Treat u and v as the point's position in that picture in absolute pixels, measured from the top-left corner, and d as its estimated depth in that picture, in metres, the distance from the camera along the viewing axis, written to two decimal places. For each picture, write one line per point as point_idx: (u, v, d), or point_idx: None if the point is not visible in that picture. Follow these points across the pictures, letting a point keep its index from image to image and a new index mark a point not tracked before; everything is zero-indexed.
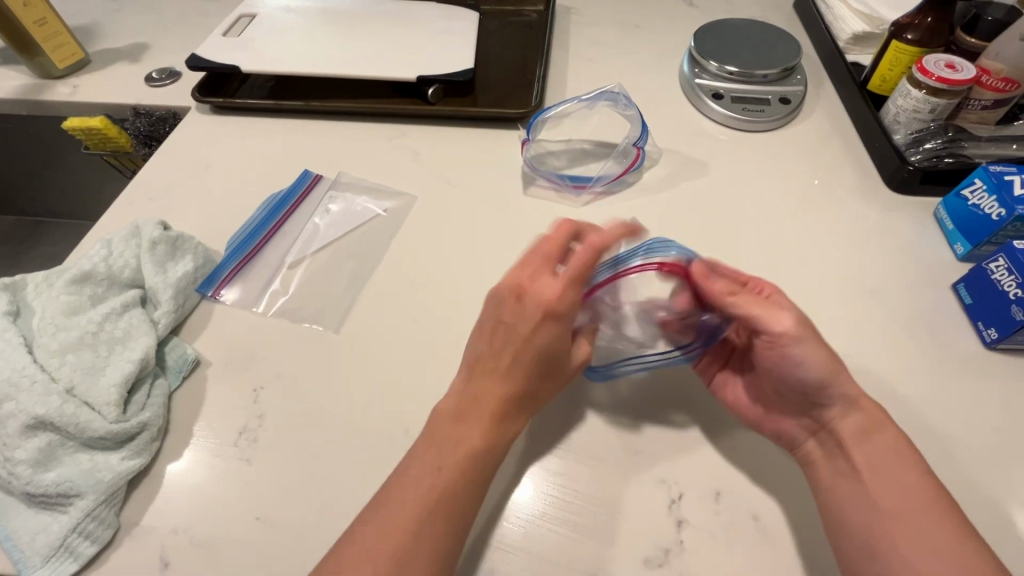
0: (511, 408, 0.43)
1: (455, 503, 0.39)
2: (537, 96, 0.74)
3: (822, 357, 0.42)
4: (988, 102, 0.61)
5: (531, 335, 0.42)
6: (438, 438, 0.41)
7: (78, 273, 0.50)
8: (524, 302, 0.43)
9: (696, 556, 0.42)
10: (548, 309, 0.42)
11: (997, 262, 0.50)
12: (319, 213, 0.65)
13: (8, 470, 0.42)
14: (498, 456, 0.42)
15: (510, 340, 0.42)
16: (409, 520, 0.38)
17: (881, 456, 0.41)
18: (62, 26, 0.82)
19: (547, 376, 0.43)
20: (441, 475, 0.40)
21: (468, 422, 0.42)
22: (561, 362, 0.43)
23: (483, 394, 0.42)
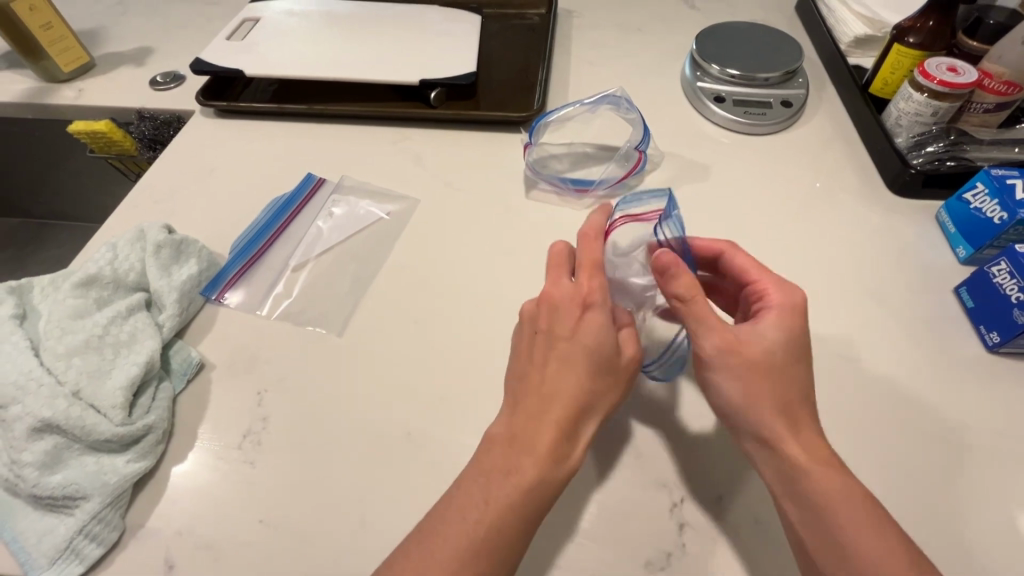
0: (569, 423, 0.41)
1: (500, 540, 0.37)
2: (539, 99, 0.74)
3: (739, 388, 0.42)
4: (990, 106, 0.61)
5: (575, 331, 0.43)
6: (488, 467, 0.40)
7: (84, 276, 0.51)
8: (557, 306, 0.44)
9: (697, 559, 0.42)
10: (583, 302, 0.44)
11: (999, 266, 0.50)
12: (323, 217, 0.65)
13: (15, 473, 0.43)
14: (553, 490, 0.39)
15: (551, 346, 0.43)
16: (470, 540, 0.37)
17: (812, 513, 0.38)
18: (67, 31, 0.83)
19: (603, 375, 0.42)
20: (488, 510, 0.38)
21: (519, 450, 0.40)
22: (612, 359, 0.43)
23: (537, 414, 0.41)
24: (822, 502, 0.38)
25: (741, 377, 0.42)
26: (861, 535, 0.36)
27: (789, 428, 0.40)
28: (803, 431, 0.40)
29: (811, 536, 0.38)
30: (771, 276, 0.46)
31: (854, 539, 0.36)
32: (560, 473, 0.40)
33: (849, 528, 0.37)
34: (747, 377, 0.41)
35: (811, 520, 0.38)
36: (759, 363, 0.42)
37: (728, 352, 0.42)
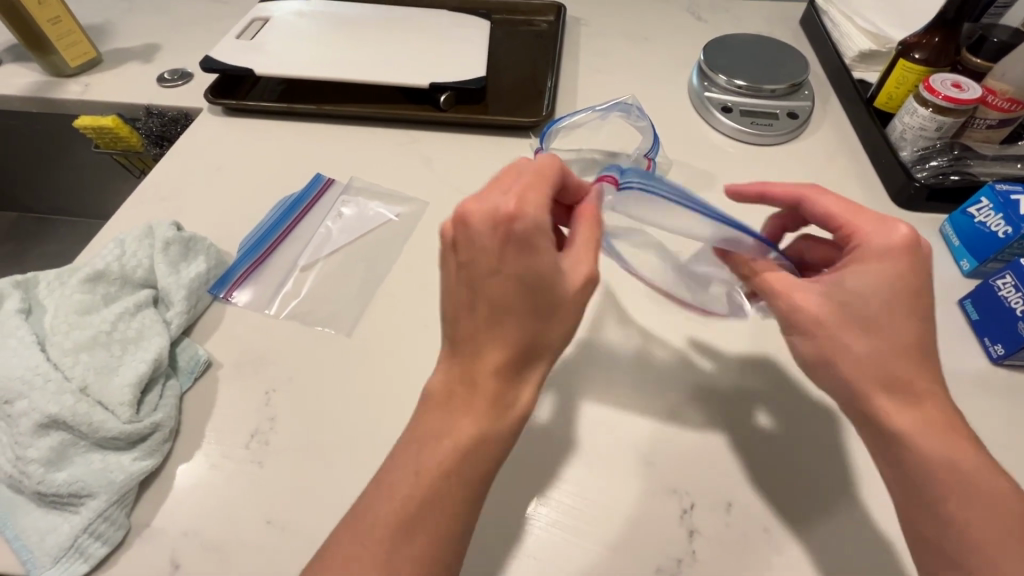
0: (509, 357, 0.37)
1: (435, 507, 0.36)
2: (549, 106, 0.75)
3: (861, 354, 0.39)
4: (993, 122, 0.62)
5: (497, 267, 0.36)
6: (425, 430, 0.38)
7: (92, 272, 0.51)
8: (473, 230, 0.37)
9: (708, 566, 0.42)
10: (508, 230, 0.36)
11: (1003, 278, 0.51)
12: (332, 217, 0.65)
13: (19, 469, 0.42)
14: (493, 444, 0.37)
15: (476, 283, 0.37)
16: (398, 507, 0.36)
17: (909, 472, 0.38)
18: (75, 25, 0.82)
19: (544, 304, 0.37)
20: (419, 480, 0.36)
21: (454, 406, 0.37)
22: (551, 290, 0.37)
23: (473, 361, 0.37)
24: (931, 472, 0.37)
25: (823, 344, 0.40)
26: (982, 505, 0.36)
27: (891, 393, 0.38)
28: (913, 396, 0.38)
29: (906, 498, 0.38)
30: (872, 217, 0.43)
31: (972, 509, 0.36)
32: (505, 401, 0.37)
33: (966, 494, 0.36)
34: (837, 346, 0.40)
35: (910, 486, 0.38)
36: (865, 324, 0.39)
37: (816, 321, 0.40)
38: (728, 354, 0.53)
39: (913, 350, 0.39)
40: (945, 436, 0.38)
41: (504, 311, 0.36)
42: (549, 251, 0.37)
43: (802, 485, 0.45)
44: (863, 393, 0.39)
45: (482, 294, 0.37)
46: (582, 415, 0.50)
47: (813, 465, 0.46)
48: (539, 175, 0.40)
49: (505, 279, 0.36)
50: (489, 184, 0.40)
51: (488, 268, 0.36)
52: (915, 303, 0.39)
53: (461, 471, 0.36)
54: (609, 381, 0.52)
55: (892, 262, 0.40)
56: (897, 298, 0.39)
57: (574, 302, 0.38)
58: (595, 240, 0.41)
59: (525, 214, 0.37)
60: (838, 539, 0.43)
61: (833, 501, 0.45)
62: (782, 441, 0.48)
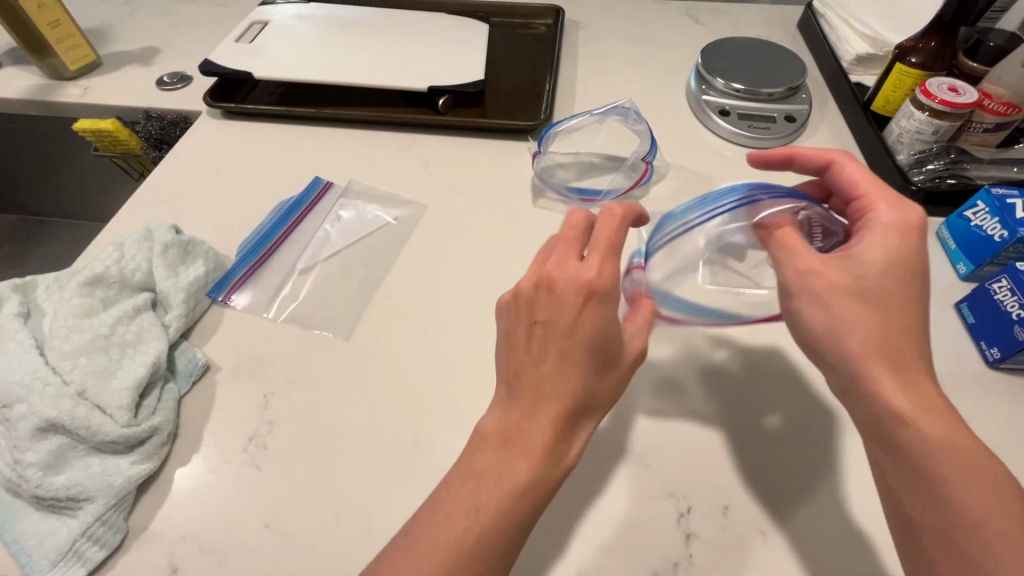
0: (575, 413, 0.39)
1: (488, 541, 0.36)
2: (547, 109, 0.75)
3: (858, 325, 0.40)
4: (989, 126, 0.62)
5: (576, 325, 0.39)
6: (480, 467, 0.38)
7: (91, 275, 0.51)
8: (556, 293, 0.40)
9: (704, 569, 0.42)
10: (588, 291, 0.40)
11: (999, 282, 0.51)
12: (330, 220, 0.65)
13: (18, 473, 0.42)
14: (550, 489, 0.38)
15: (552, 339, 0.39)
16: (455, 538, 0.36)
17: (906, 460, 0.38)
18: (75, 29, 0.82)
19: (608, 370, 0.40)
20: (479, 516, 0.36)
21: (514, 448, 0.38)
22: (616, 357, 0.40)
23: (539, 410, 0.38)
24: (926, 457, 0.37)
25: (827, 310, 0.41)
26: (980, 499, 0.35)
27: (891, 368, 0.39)
28: (913, 377, 0.39)
29: (905, 488, 0.38)
30: (890, 196, 0.44)
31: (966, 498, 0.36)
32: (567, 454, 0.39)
33: (963, 477, 0.36)
34: (844, 313, 0.41)
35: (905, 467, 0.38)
36: (864, 295, 0.41)
37: (828, 283, 0.41)
38: (725, 357, 0.53)
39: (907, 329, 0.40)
40: (941, 419, 0.38)
41: (575, 365, 0.39)
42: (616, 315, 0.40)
43: (798, 488, 0.45)
44: (864, 370, 0.39)
45: (556, 348, 0.39)
46: None
47: (808, 468, 0.46)
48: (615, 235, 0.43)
49: (580, 338, 0.39)
50: (557, 245, 0.44)
51: (565, 326, 0.39)
52: (909, 284, 0.41)
53: (518, 510, 0.37)
54: None
55: (898, 240, 0.42)
56: (895, 276, 0.41)
57: (628, 372, 0.42)
58: (649, 315, 0.44)
59: (600, 278, 0.40)
60: (835, 543, 0.43)
61: (828, 504, 0.45)
62: (778, 444, 0.48)
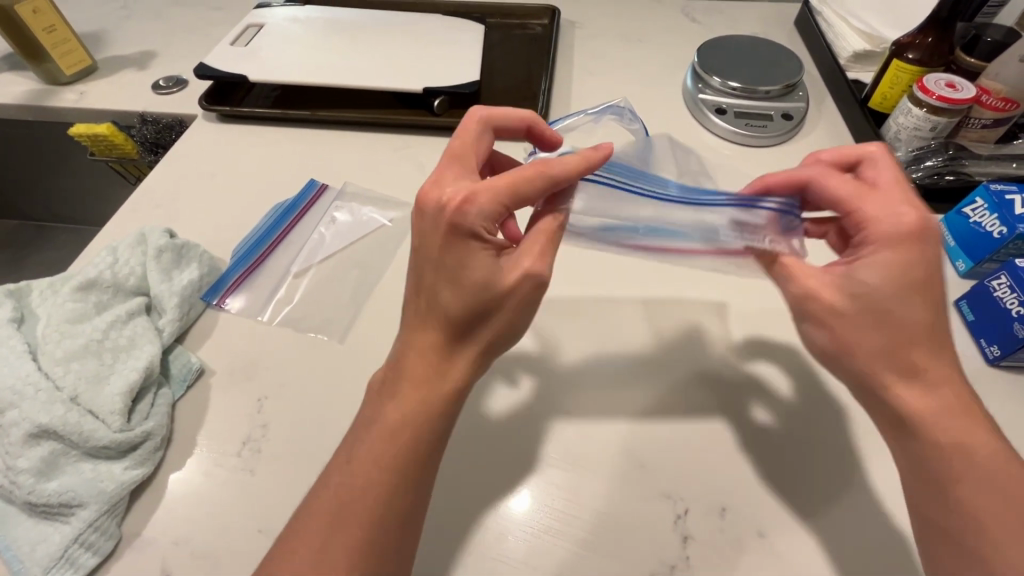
0: (446, 347, 0.38)
1: (367, 490, 0.37)
2: (542, 109, 0.74)
3: (852, 335, 0.38)
4: (987, 121, 0.62)
5: (440, 255, 0.38)
6: (365, 413, 0.39)
7: (83, 280, 0.50)
8: (424, 216, 0.39)
9: (701, 570, 0.42)
10: (454, 219, 0.38)
11: (999, 279, 0.51)
12: (325, 222, 0.65)
13: (10, 479, 0.42)
14: (423, 436, 0.38)
15: (424, 273, 0.39)
16: (339, 487, 0.37)
17: (933, 468, 0.37)
18: (71, 33, 0.82)
19: (481, 306, 0.38)
20: (351, 462, 0.38)
21: (390, 388, 0.39)
22: (492, 290, 0.38)
23: (410, 347, 0.39)
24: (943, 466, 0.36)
25: (845, 332, 0.39)
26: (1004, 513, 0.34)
27: (901, 376, 0.37)
28: (932, 378, 0.37)
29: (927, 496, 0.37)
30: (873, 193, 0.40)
31: (988, 507, 0.35)
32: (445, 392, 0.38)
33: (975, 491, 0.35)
34: (855, 339, 0.38)
35: (921, 464, 0.37)
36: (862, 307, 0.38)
37: (829, 297, 0.39)
38: (722, 355, 0.53)
39: (921, 335, 0.37)
40: (959, 415, 0.37)
41: (442, 301, 0.38)
42: (478, 250, 0.38)
43: (796, 487, 0.45)
44: (884, 387, 0.38)
45: (426, 284, 0.39)
46: (573, 419, 0.49)
47: (809, 468, 0.46)
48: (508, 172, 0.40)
49: (445, 274, 0.38)
50: (443, 164, 0.42)
51: (433, 258, 0.38)
52: (925, 288, 0.37)
53: (397, 456, 0.37)
54: (602, 383, 0.51)
55: (904, 247, 0.38)
56: (909, 285, 0.37)
57: (515, 307, 0.38)
58: (547, 241, 0.41)
59: (461, 206, 0.38)
60: (832, 542, 0.43)
61: (828, 504, 0.44)
62: (777, 443, 0.47)
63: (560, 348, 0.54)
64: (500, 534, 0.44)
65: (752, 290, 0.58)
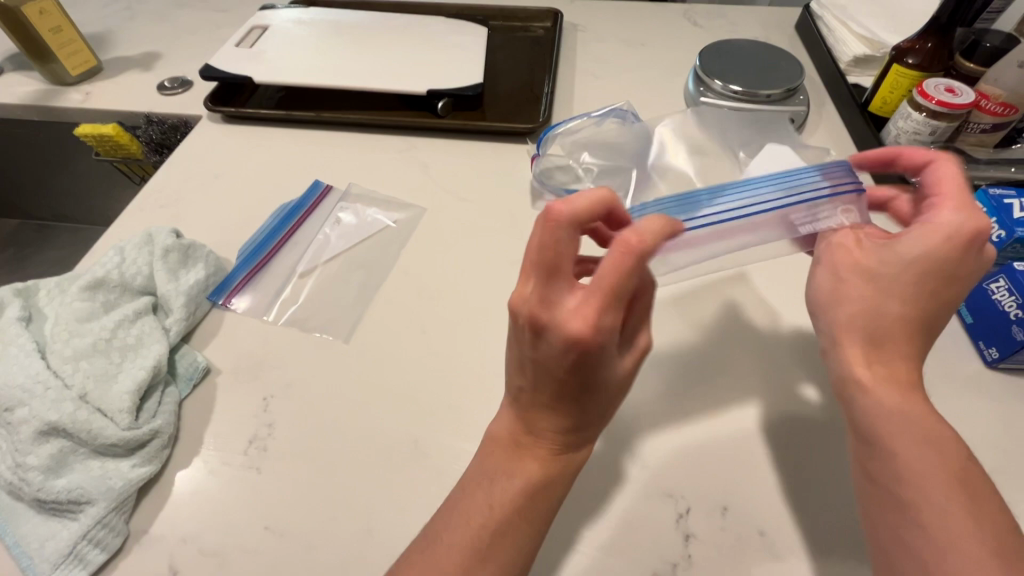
0: (577, 427, 0.38)
1: (502, 553, 0.36)
2: (546, 112, 0.75)
3: (852, 285, 0.40)
4: (987, 126, 0.63)
5: (568, 370, 0.33)
6: (490, 466, 0.39)
7: (91, 280, 0.51)
8: (543, 339, 0.32)
9: (705, 569, 0.42)
10: (580, 345, 0.32)
11: (997, 282, 0.51)
12: (330, 223, 0.66)
13: (19, 476, 0.42)
14: (556, 495, 0.38)
15: (544, 377, 0.35)
16: (467, 542, 0.36)
17: (885, 425, 0.37)
18: (76, 34, 0.83)
19: (603, 393, 0.37)
20: (483, 527, 0.37)
21: (525, 451, 0.38)
22: (611, 379, 0.36)
23: (540, 420, 0.38)
24: (885, 426, 0.37)
25: (844, 281, 0.41)
26: (936, 488, 0.34)
27: (869, 343, 0.39)
28: (884, 352, 0.38)
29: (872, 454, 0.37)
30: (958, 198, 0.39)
31: (928, 470, 0.34)
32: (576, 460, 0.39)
33: (913, 456, 0.35)
34: (849, 296, 0.40)
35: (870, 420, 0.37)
36: (862, 270, 0.40)
37: (842, 261, 0.42)
38: (725, 357, 0.53)
39: (909, 319, 0.38)
40: (902, 389, 0.37)
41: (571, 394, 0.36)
42: (609, 354, 0.34)
43: (797, 486, 0.46)
44: (848, 330, 0.40)
45: (549, 381, 0.35)
46: None
47: (809, 469, 0.46)
48: (609, 270, 0.32)
49: (574, 380, 0.34)
50: (531, 271, 0.33)
51: (558, 370, 0.34)
52: (941, 285, 0.38)
53: (525, 521, 0.37)
54: None
55: (948, 241, 0.38)
56: (923, 273, 0.38)
57: (626, 382, 0.38)
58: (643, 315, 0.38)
59: (596, 336, 0.32)
60: (832, 542, 0.43)
61: (825, 504, 0.45)
62: (778, 443, 0.48)
63: None
64: None
65: (754, 291, 0.58)
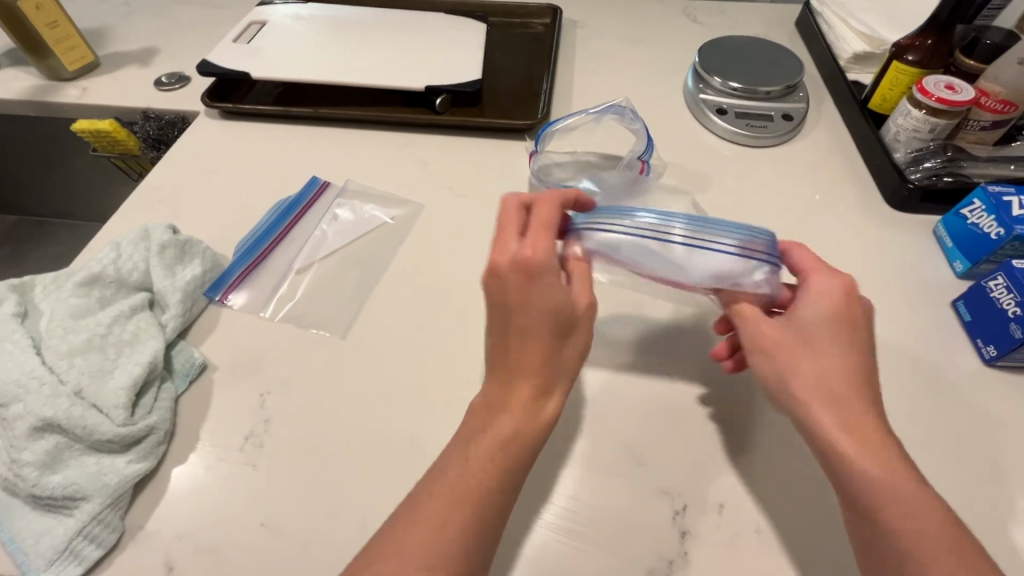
0: (548, 376, 0.39)
1: (478, 504, 0.37)
2: (544, 108, 0.75)
3: (803, 360, 0.40)
4: (986, 123, 0.62)
5: (524, 300, 0.39)
6: (467, 433, 0.40)
7: (87, 275, 0.51)
8: (499, 275, 0.40)
9: (701, 567, 0.42)
10: (527, 266, 0.39)
11: (996, 280, 0.51)
12: (327, 220, 0.65)
13: (14, 472, 0.42)
14: (531, 450, 0.39)
15: (509, 319, 0.39)
16: (447, 504, 0.36)
17: (873, 492, 0.36)
18: (73, 29, 0.82)
19: (564, 328, 0.40)
20: (467, 479, 0.37)
21: (497, 408, 0.39)
22: (570, 314, 0.40)
23: (513, 367, 0.39)
24: (873, 493, 0.36)
25: (794, 359, 0.41)
26: (939, 543, 0.34)
27: (837, 407, 0.39)
28: (851, 414, 0.38)
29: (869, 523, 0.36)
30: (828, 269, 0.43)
31: (923, 533, 0.34)
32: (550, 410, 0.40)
33: (905, 522, 0.35)
34: (804, 367, 0.40)
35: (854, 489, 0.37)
36: (802, 338, 0.41)
37: (773, 341, 0.42)
38: None
39: (853, 377, 0.39)
40: (874, 445, 0.37)
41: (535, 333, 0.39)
42: (553, 284, 0.40)
43: (793, 484, 0.46)
44: (818, 405, 0.39)
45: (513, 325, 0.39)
46: (575, 417, 0.49)
47: (806, 468, 0.46)
48: (542, 218, 0.42)
49: (533, 311, 0.39)
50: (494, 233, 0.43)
51: (516, 301, 0.39)
52: (856, 345, 0.40)
53: (499, 474, 0.37)
54: (602, 382, 0.52)
55: (848, 302, 0.41)
56: (842, 328, 0.41)
57: (587, 325, 0.41)
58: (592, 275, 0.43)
59: (536, 257, 0.40)
60: (827, 541, 0.43)
61: (821, 502, 0.45)
62: (775, 441, 0.48)
63: None
64: None
65: None
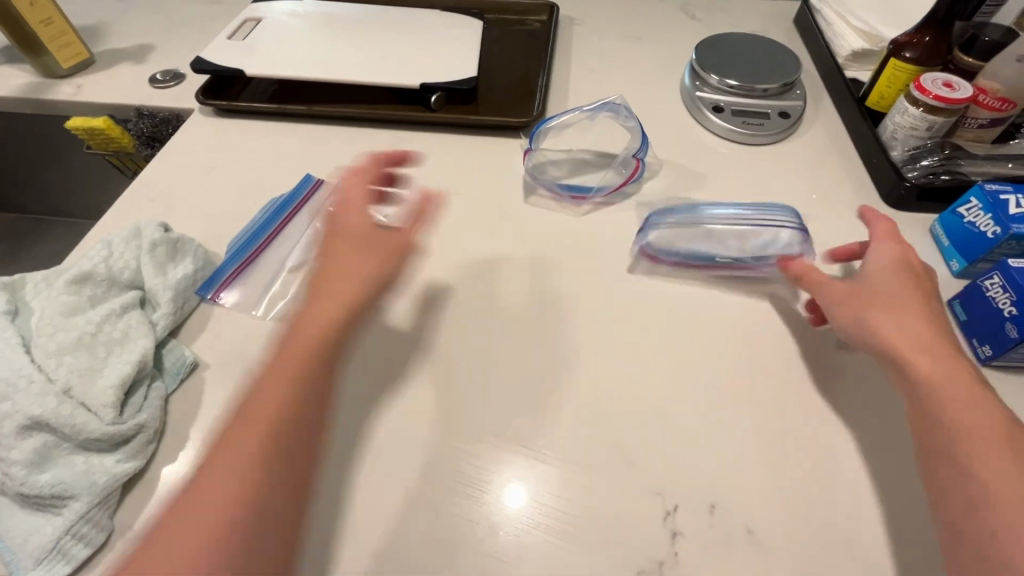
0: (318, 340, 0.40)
1: (261, 480, 0.36)
2: (539, 106, 0.74)
3: (879, 298, 0.45)
4: (984, 121, 0.62)
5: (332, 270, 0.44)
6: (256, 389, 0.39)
7: (78, 273, 0.51)
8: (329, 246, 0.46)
9: (690, 567, 0.42)
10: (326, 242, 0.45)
11: (992, 279, 0.51)
12: (320, 218, 0.65)
13: (1, 471, 0.42)
14: (292, 429, 0.38)
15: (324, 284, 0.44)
16: (248, 472, 0.36)
17: (951, 401, 0.39)
18: (67, 26, 0.82)
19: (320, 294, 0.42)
20: (253, 446, 0.37)
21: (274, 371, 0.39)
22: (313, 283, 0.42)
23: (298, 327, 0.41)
24: (941, 398, 0.39)
25: (866, 302, 0.45)
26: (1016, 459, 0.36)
27: (909, 335, 0.43)
28: (928, 350, 0.42)
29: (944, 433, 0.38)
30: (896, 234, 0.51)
31: (993, 435, 0.37)
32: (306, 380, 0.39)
33: (976, 426, 0.38)
34: (879, 314, 0.44)
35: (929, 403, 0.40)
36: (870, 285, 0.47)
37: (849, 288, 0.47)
38: (716, 355, 0.53)
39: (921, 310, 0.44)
40: (963, 380, 0.40)
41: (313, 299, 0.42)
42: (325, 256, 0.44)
43: (785, 485, 0.45)
44: (897, 332, 0.43)
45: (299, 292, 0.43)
46: (566, 417, 0.49)
47: (799, 469, 0.46)
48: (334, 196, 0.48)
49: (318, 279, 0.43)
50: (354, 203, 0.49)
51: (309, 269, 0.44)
52: (924, 290, 0.46)
53: (266, 443, 0.37)
54: (595, 381, 0.51)
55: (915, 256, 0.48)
56: (911, 278, 0.46)
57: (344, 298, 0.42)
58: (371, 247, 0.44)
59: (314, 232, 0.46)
60: (820, 541, 0.43)
61: (813, 503, 0.45)
62: (768, 441, 0.47)
63: (554, 345, 0.54)
64: (489, 530, 0.44)
65: (747, 289, 0.58)
